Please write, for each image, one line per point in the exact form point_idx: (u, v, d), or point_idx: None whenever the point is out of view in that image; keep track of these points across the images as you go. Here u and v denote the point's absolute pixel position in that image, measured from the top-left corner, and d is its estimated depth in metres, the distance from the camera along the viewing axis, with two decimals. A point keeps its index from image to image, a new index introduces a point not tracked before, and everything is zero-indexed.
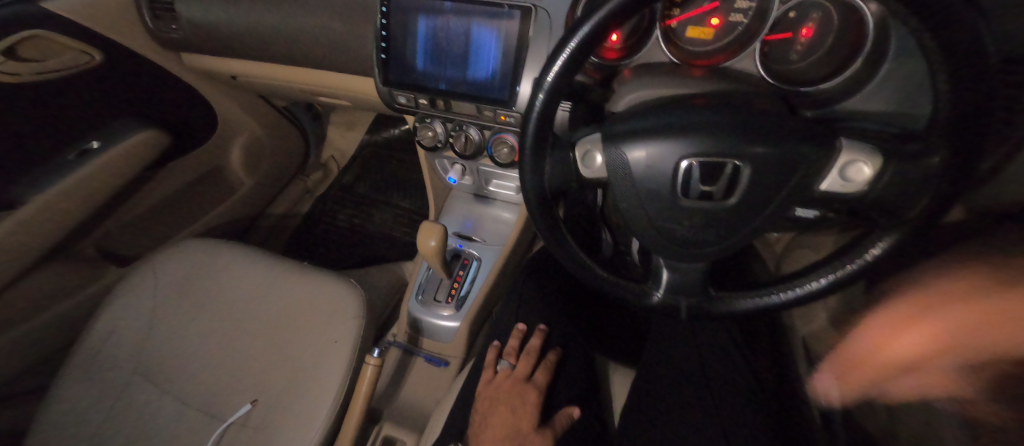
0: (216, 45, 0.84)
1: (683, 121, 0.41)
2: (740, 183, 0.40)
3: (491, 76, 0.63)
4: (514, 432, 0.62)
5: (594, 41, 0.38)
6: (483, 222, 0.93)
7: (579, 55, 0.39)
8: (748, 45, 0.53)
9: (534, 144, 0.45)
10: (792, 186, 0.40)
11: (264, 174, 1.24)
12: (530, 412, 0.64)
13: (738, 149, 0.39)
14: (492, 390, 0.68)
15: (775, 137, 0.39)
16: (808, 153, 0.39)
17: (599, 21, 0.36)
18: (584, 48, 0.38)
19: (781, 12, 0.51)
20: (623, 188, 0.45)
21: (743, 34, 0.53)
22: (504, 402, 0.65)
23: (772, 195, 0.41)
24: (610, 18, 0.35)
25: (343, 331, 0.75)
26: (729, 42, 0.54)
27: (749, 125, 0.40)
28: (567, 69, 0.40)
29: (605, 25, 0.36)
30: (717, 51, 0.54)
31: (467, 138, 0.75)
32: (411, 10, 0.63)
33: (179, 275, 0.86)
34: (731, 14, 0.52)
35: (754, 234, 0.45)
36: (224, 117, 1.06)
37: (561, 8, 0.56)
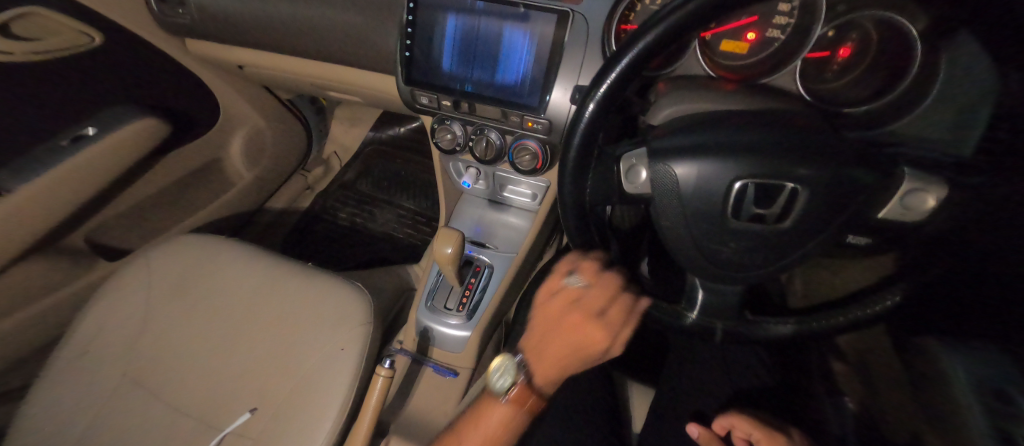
0: (226, 34, 0.80)
1: (737, 140, 0.39)
2: (795, 207, 0.39)
3: (520, 80, 0.61)
4: (579, 360, 0.51)
5: (654, 53, 0.36)
6: (495, 229, 0.91)
7: (635, 66, 0.38)
8: (786, 63, 0.51)
9: (578, 158, 0.43)
10: (845, 214, 0.39)
11: (265, 169, 1.20)
12: (599, 350, 0.49)
13: (797, 171, 0.37)
14: (556, 308, 0.51)
15: (836, 159, 0.37)
16: (865, 178, 0.38)
17: (663, 32, 0.34)
18: (641, 60, 0.37)
19: (825, 29, 0.49)
20: (669, 204, 0.43)
21: (781, 51, 0.51)
22: (561, 320, 0.51)
23: (824, 223, 0.40)
24: (676, 28, 0.34)
25: (350, 337, 0.72)
26: (765, 59, 0.53)
27: (808, 144, 0.38)
28: (621, 80, 0.38)
29: (670, 36, 0.35)
30: (753, 66, 0.53)
31: (487, 142, 0.72)
32: (440, 7, 0.60)
33: (176, 273, 0.82)
34: (769, 30, 0.51)
35: (799, 259, 0.43)
36: (228, 108, 1.01)
37: (599, 14, 0.54)
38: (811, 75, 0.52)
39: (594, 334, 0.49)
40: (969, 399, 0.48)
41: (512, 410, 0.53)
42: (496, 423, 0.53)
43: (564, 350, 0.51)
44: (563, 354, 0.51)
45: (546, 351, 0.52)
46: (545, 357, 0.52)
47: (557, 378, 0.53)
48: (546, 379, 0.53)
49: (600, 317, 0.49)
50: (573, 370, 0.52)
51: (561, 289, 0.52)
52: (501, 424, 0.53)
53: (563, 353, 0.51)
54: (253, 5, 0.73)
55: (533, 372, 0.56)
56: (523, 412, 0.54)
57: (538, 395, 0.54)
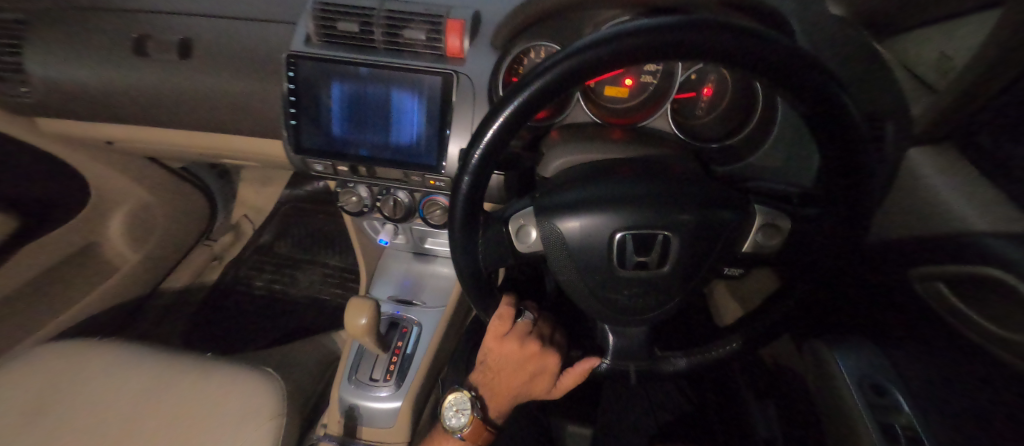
0: (84, 111, 0.71)
1: (614, 193, 0.40)
2: (670, 252, 0.41)
3: (415, 140, 0.60)
4: (527, 382, 0.57)
5: (517, 125, 0.34)
6: (422, 282, 0.89)
7: (500, 140, 0.35)
8: (659, 106, 0.56)
9: (466, 225, 0.42)
10: (717, 252, 0.42)
11: (157, 246, 1.07)
12: (547, 375, 0.58)
13: (669, 217, 0.39)
14: (509, 346, 0.53)
15: (699, 203, 0.40)
16: (728, 217, 0.41)
17: (518, 108, 0.32)
18: (506, 133, 0.35)
19: (686, 75, 0.54)
20: (563, 260, 0.44)
21: (654, 93, 0.56)
22: (515, 359, 0.55)
23: (700, 263, 0.42)
24: (529, 105, 0.32)
25: (258, 436, 0.64)
26: (642, 102, 0.57)
27: (677, 190, 0.40)
28: (491, 152, 0.36)
29: (527, 112, 0.33)
30: (634, 109, 0.58)
31: (396, 201, 0.70)
32: (322, 73, 0.58)
33: (29, 393, 0.68)
34: (641, 76, 0.55)
35: (689, 295, 0.45)
36: (100, 186, 0.90)
37: (483, 73, 0.57)
38: (689, 111, 0.57)
39: (546, 362, 0.56)
40: None
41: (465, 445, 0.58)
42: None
43: (519, 377, 0.57)
44: (518, 380, 0.57)
45: (499, 380, 0.58)
46: (501, 380, 0.58)
47: (511, 402, 0.60)
48: (497, 407, 0.61)
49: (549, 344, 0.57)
50: (525, 392, 0.60)
51: (511, 329, 0.52)
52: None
53: (515, 380, 0.57)
54: (114, 80, 0.66)
55: (490, 398, 0.60)
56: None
57: (490, 428, 0.60)
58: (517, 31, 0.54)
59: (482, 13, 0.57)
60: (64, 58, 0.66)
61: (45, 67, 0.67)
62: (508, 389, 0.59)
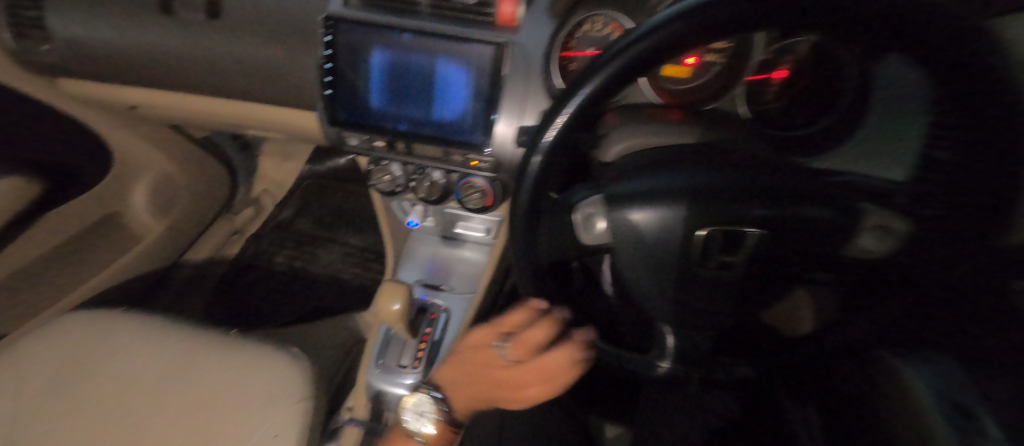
0: (107, 73, 0.68)
1: (701, 183, 0.35)
2: (759, 252, 0.36)
3: (459, 116, 0.56)
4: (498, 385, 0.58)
5: (602, 98, 0.32)
6: (449, 266, 0.85)
7: (582, 115, 0.33)
8: (730, 87, 0.51)
9: (528, 212, 0.37)
10: (810, 254, 0.38)
11: (179, 217, 1.05)
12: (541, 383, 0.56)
13: (753, 210, 0.35)
14: (486, 335, 0.60)
15: (791, 197, 0.35)
16: (821, 214, 0.36)
17: (607, 78, 0.30)
18: (590, 106, 0.32)
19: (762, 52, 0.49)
20: (631, 254, 0.40)
21: (721, 72, 0.51)
22: (489, 351, 0.59)
23: (787, 264, 0.38)
24: (622, 73, 0.30)
25: (284, 419, 0.62)
26: (706, 82, 0.52)
27: (771, 182, 0.35)
28: (570, 127, 0.34)
29: (618, 83, 0.30)
30: (697, 90, 0.52)
31: (431, 181, 0.66)
32: (362, 39, 0.54)
33: (58, 361, 0.67)
34: (706, 54, 0.50)
35: (769, 299, 0.41)
36: (123, 154, 0.87)
37: (538, 45, 0.51)
38: (758, 94, 0.50)
39: (514, 376, 0.56)
40: None
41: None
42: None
43: (491, 377, 0.59)
44: (484, 378, 0.59)
45: (465, 378, 0.61)
46: (472, 375, 0.60)
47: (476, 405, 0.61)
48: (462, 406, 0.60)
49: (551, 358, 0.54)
50: (485, 397, 0.60)
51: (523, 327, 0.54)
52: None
53: (479, 379, 0.60)
54: (137, 40, 0.62)
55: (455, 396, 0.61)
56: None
57: (451, 427, 0.59)
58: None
59: None
60: (85, 13, 0.61)
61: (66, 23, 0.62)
62: (472, 388, 0.60)
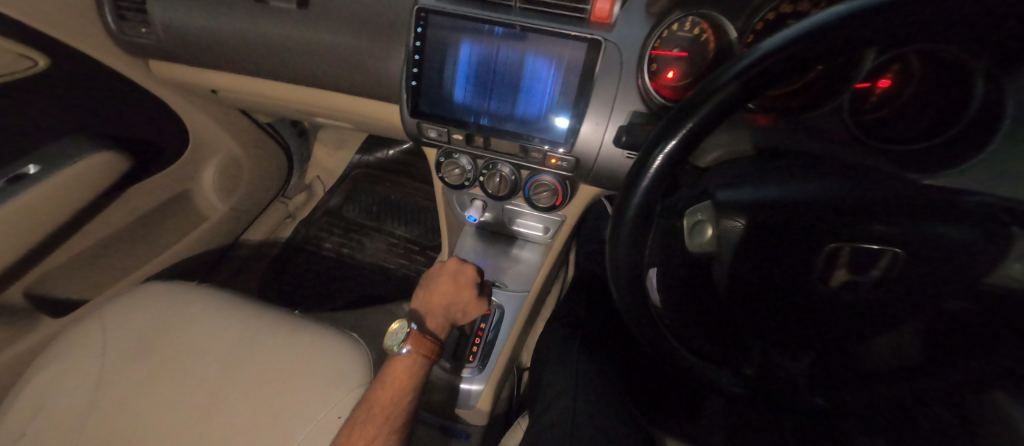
0: (195, 57, 0.70)
1: (795, 193, 0.45)
2: (878, 264, 0.44)
3: (544, 112, 0.55)
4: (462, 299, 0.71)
5: (724, 114, 0.29)
6: (500, 263, 0.84)
7: (699, 133, 0.30)
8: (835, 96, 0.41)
9: (638, 218, 0.36)
10: (907, 266, 0.44)
11: (241, 199, 1.09)
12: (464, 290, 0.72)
13: (871, 227, 0.44)
14: (449, 269, 0.73)
15: (910, 218, 0.43)
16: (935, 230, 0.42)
17: (731, 95, 0.28)
18: (713, 121, 0.29)
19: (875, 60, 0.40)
20: (750, 259, 0.47)
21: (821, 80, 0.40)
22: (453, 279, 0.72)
23: (889, 274, 0.44)
24: (748, 89, 0.27)
25: (348, 404, 0.63)
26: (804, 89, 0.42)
27: (884, 202, 0.43)
28: (686, 144, 0.31)
29: (749, 94, 0.28)
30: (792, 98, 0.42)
31: (500, 177, 0.66)
32: (452, 33, 0.54)
33: (136, 328, 0.70)
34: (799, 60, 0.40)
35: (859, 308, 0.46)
36: (198, 135, 0.91)
37: (633, 45, 0.50)
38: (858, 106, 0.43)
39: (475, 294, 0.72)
40: None
41: (415, 357, 0.65)
42: (400, 370, 0.63)
43: (448, 293, 0.71)
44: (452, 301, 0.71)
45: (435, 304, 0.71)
46: (431, 299, 0.71)
47: (444, 322, 0.70)
48: (439, 327, 0.70)
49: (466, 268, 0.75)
50: (456, 319, 0.72)
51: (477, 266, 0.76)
52: (408, 371, 0.64)
53: (455, 304, 0.72)
54: (229, 26, 0.64)
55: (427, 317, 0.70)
56: (424, 357, 0.65)
57: (433, 340, 0.67)
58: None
59: None
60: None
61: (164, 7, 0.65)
62: (445, 311, 0.71)
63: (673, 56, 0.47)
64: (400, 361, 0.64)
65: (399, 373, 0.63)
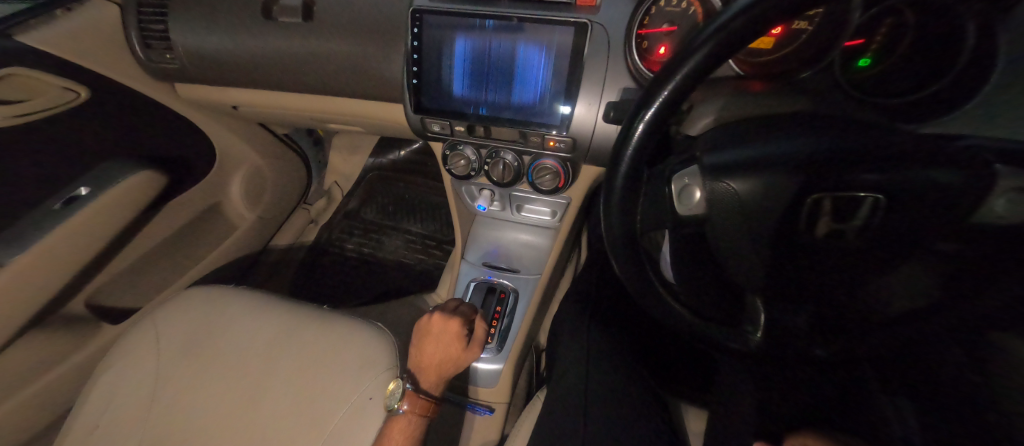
0: (214, 76, 0.76)
1: (789, 148, 0.40)
2: (871, 214, 0.39)
3: (539, 97, 0.58)
4: (452, 353, 0.73)
5: (698, 80, 0.30)
6: (512, 249, 0.87)
7: (677, 98, 0.32)
8: (827, 54, 0.45)
9: (626, 186, 0.38)
10: (945, 219, 0.39)
11: (266, 207, 1.16)
12: (454, 345, 0.73)
13: (858, 176, 0.39)
14: (436, 327, 0.74)
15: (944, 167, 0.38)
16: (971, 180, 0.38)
17: (701, 60, 0.29)
18: (687, 86, 0.30)
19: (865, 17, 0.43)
20: (726, 221, 0.43)
21: (809, 42, 0.44)
22: (440, 337, 0.73)
23: (925, 229, 0.40)
24: (712, 57, 0.29)
25: (378, 385, 0.68)
26: (796, 50, 0.45)
27: (901, 148, 0.38)
28: (663, 112, 0.33)
29: (718, 61, 0.29)
30: (783, 60, 0.46)
31: (504, 164, 0.68)
32: (446, 31, 0.57)
33: (183, 330, 0.77)
34: (795, 21, 0.44)
35: (877, 264, 0.43)
36: (222, 149, 0.97)
37: (620, 23, 0.51)
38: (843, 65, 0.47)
39: (464, 349, 0.73)
40: None
41: (411, 416, 0.67)
42: (398, 428, 0.66)
43: (439, 350, 0.73)
44: (443, 360, 0.72)
45: (427, 363, 0.72)
46: (423, 355, 0.73)
47: (438, 378, 0.73)
48: (433, 383, 0.72)
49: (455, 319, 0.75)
50: (450, 372, 0.73)
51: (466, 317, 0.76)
52: (404, 431, 0.66)
53: (446, 359, 0.73)
54: (242, 44, 0.69)
55: (422, 373, 0.72)
56: (420, 415, 0.68)
57: (427, 398, 0.69)
58: None
59: None
60: (201, 22, 0.69)
61: (184, 33, 0.71)
62: (439, 367, 0.73)
63: (663, 32, 0.49)
64: (398, 419, 0.67)
65: (396, 432, 0.66)
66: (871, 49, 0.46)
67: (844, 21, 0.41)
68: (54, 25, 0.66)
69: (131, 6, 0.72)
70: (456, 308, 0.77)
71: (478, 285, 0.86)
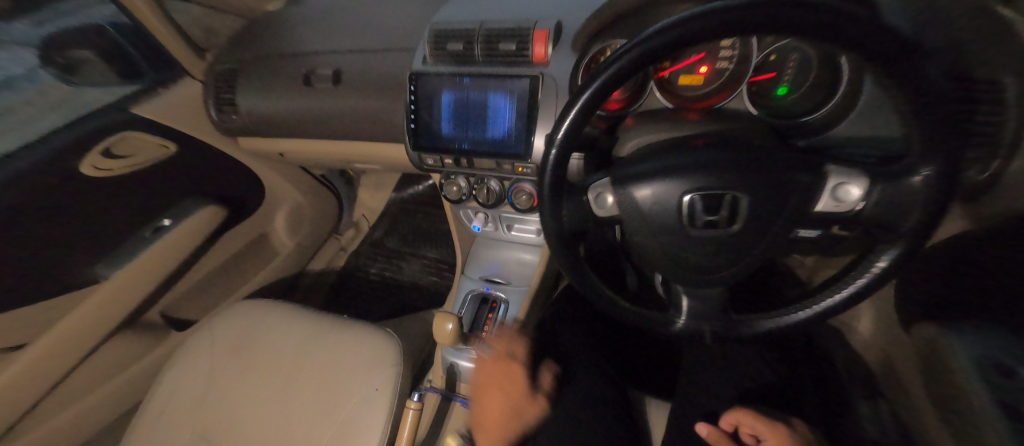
0: (267, 131, 0.96)
1: (677, 160, 0.46)
2: (739, 211, 0.44)
3: (507, 133, 0.72)
4: (513, 403, 0.68)
5: (587, 116, 0.45)
6: (508, 265, 0.99)
7: (576, 127, 0.46)
8: (737, 87, 0.58)
9: (552, 192, 0.50)
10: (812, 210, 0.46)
11: (304, 237, 1.36)
12: (519, 391, 0.69)
13: (732, 178, 0.44)
14: (494, 375, 0.71)
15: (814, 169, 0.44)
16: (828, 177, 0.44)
17: (584, 104, 0.44)
18: (580, 119, 0.45)
19: (763, 55, 0.56)
20: (635, 223, 0.50)
21: (732, 76, 0.57)
22: (497, 385, 0.69)
23: (802, 218, 0.45)
24: (592, 103, 0.44)
25: (385, 379, 0.79)
26: (720, 86, 0.58)
27: (763, 155, 0.45)
28: (569, 138, 0.47)
29: (593, 103, 0.44)
30: (710, 94, 0.59)
31: (488, 189, 0.82)
32: (435, 86, 0.74)
33: (233, 335, 0.93)
34: (718, 62, 0.57)
35: (769, 254, 0.48)
36: (271, 188, 1.19)
37: (565, 74, 0.66)
38: (760, 94, 0.58)
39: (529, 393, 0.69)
40: (973, 378, 0.51)
41: None
42: None
43: (500, 397, 0.69)
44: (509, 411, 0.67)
45: (490, 420, 0.67)
46: (484, 408, 0.68)
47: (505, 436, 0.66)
48: None
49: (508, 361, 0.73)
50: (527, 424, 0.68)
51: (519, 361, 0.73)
52: None
53: (513, 410, 0.68)
54: (287, 105, 0.90)
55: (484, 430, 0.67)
56: None
57: None
58: (594, 33, 0.60)
59: (564, 22, 0.67)
60: (260, 91, 0.91)
61: (247, 100, 0.93)
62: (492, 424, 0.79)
63: None
64: None
65: None
66: (786, 78, 0.55)
67: (744, 62, 0.56)
68: (158, 100, 0.90)
69: (211, 83, 0.96)
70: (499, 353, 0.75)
71: (476, 296, 0.98)
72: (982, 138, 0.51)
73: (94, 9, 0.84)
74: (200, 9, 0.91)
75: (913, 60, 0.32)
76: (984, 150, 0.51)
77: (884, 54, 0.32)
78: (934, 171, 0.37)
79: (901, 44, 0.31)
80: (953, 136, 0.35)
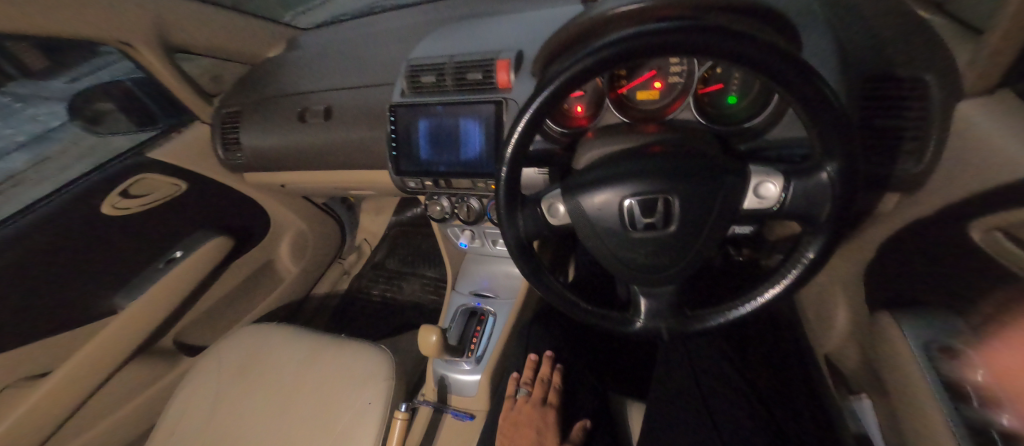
0: (270, 164, 1.05)
1: (617, 170, 0.50)
2: (673, 212, 0.48)
3: (479, 155, 0.78)
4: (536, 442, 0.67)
5: (529, 136, 0.50)
6: (496, 279, 1.03)
7: (520, 146, 0.50)
8: (686, 99, 0.61)
9: (507, 204, 0.55)
10: (744, 211, 0.50)
11: (308, 262, 1.44)
12: (552, 432, 0.69)
13: (663, 181, 0.48)
14: (526, 415, 0.71)
15: (740, 172, 0.49)
16: (750, 178, 0.49)
17: (525, 127, 0.49)
18: (523, 140, 0.50)
19: (707, 70, 0.58)
20: (584, 229, 0.54)
21: (683, 90, 0.60)
22: (526, 423, 0.70)
23: (732, 215, 0.50)
24: (531, 125, 0.48)
25: (376, 392, 0.83)
26: (673, 99, 0.62)
27: (694, 162, 0.49)
28: (516, 157, 0.51)
29: (533, 124, 0.48)
30: (663, 107, 0.63)
31: (468, 207, 0.89)
32: (412, 116, 0.81)
33: (239, 357, 0.99)
34: (669, 77, 0.60)
35: (705, 251, 0.52)
36: (275, 217, 1.27)
37: (526, 97, 0.71)
38: (710, 106, 0.61)
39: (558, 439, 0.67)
40: None
41: None
42: None
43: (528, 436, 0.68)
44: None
45: None
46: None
47: None
48: None
49: (543, 404, 0.73)
50: None
51: (552, 405, 0.73)
52: None
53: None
54: (285, 140, 0.99)
55: None
56: None
57: None
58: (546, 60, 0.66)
59: (524, 51, 0.72)
60: (262, 129, 1.00)
61: (252, 139, 1.02)
62: None
63: (576, 96, 0.67)
64: None
65: None
66: (734, 87, 0.58)
67: (690, 77, 0.59)
68: (169, 143, 1.00)
69: (217, 125, 1.05)
70: (536, 391, 0.75)
71: (466, 309, 1.02)
72: (914, 132, 0.56)
73: (112, 67, 0.90)
74: (208, 60, 1.02)
75: (791, 72, 0.36)
76: (917, 143, 0.56)
77: (767, 66, 0.36)
78: (836, 167, 0.42)
79: (781, 56, 0.36)
80: (841, 136, 0.40)
